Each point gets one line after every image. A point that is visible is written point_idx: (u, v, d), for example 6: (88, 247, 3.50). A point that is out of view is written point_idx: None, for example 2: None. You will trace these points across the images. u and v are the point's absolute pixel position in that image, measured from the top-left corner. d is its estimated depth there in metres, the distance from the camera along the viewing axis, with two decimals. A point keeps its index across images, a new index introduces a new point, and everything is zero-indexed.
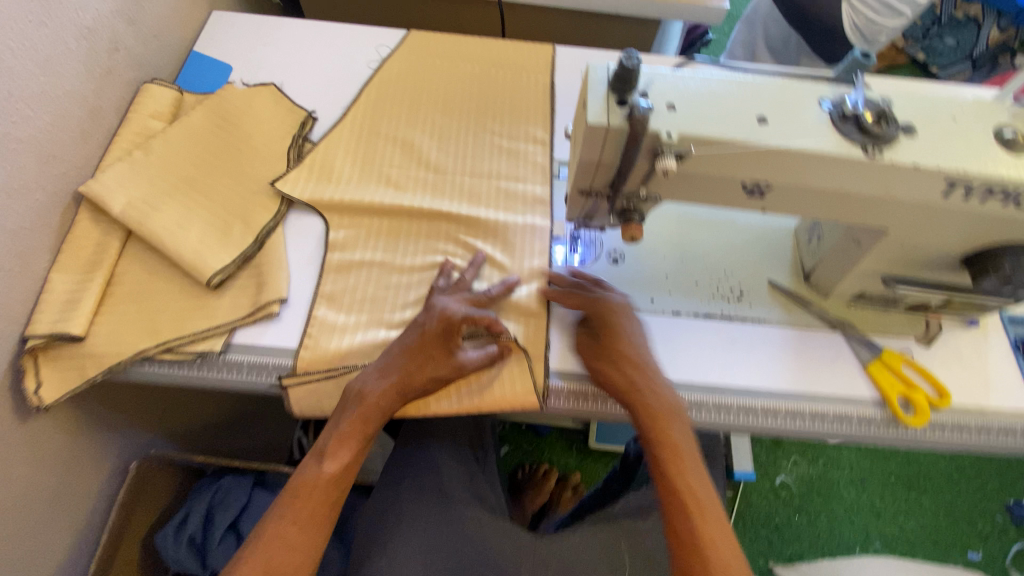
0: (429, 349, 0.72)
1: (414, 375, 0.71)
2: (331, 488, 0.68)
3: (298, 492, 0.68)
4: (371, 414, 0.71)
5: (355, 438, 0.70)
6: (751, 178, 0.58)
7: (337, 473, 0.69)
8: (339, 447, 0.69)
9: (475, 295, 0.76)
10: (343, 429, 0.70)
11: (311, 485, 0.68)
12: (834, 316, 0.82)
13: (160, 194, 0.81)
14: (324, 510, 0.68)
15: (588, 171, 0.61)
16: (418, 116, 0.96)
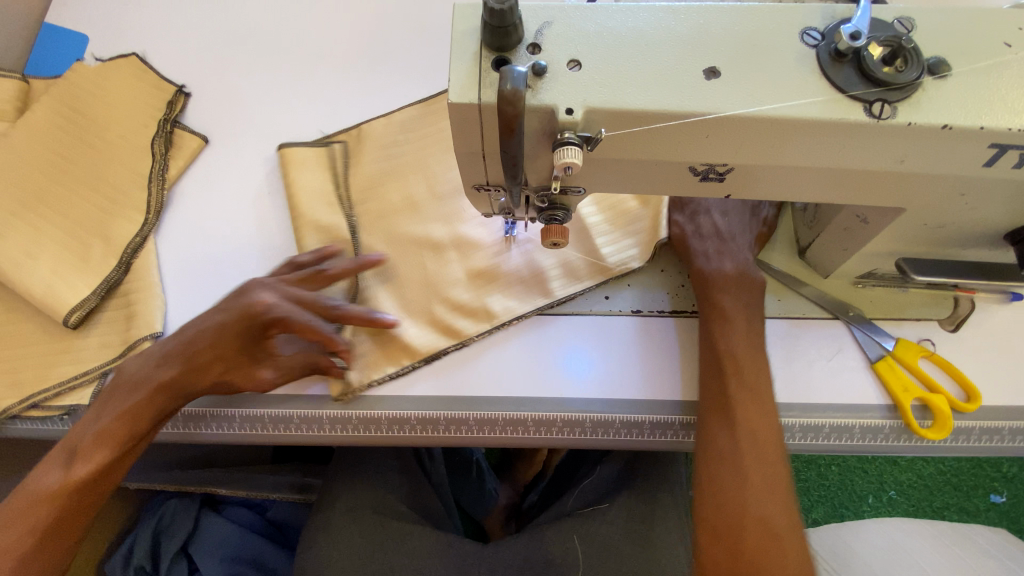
0: (240, 326, 0.58)
1: (223, 346, 0.58)
2: (77, 492, 0.56)
3: (81, 451, 0.57)
4: (145, 412, 0.57)
5: (121, 438, 0.57)
6: (702, 160, 0.41)
7: (126, 429, 0.57)
8: (134, 417, 0.57)
9: (317, 299, 0.61)
10: (149, 382, 0.58)
11: (95, 440, 0.57)
12: (836, 300, 0.66)
13: (3, 216, 0.67)
14: (72, 515, 0.57)
15: (476, 165, 0.44)
16: (315, 80, 0.77)
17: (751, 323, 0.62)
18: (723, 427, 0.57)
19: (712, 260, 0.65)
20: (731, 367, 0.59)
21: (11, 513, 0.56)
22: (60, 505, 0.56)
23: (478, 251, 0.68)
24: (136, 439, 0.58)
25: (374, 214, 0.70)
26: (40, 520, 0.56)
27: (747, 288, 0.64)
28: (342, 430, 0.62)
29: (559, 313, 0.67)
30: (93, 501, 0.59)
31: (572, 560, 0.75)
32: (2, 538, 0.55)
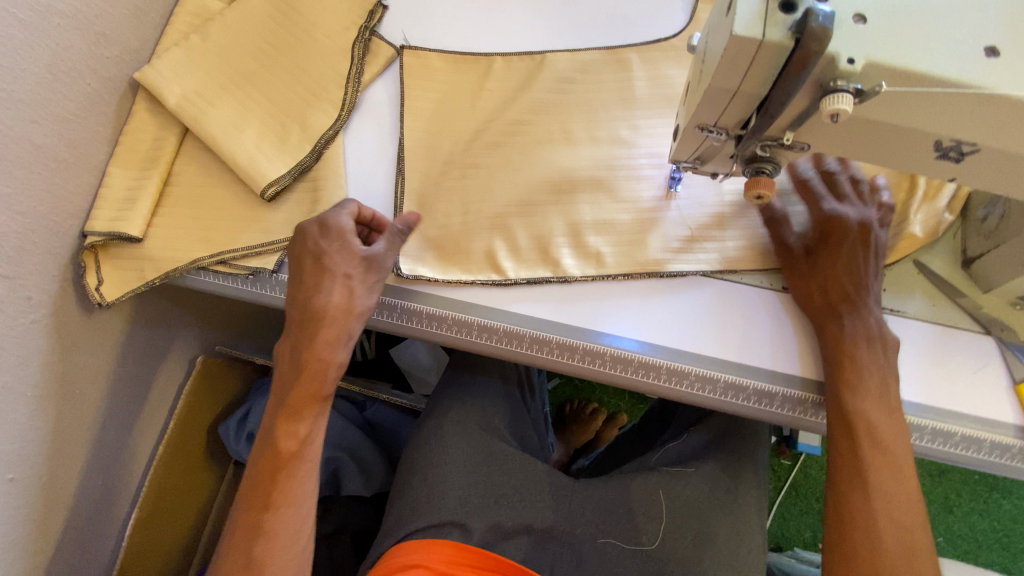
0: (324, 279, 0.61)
1: (325, 307, 0.61)
2: (285, 471, 0.60)
3: (295, 410, 0.61)
4: (320, 372, 0.61)
5: (314, 401, 0.61)
6: (951, 136, 0.42)
7: (304, 383, 0.60)
8: (315, 366, 0.60)
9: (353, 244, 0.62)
10: (314, 338, 0.61)
11: (293, 395, 0.61)
12: (990, 316, 0.66)
13: (215, 87, 0.74)
14: (293, 481, 0.60)
15: (716, 104, 0.46)
16: (505, 13, 0.80)
17: (886, 383, 0.60)
18: (856, 494, 0.57)
19: (849, 317, 0.62)
20: (865, 434, 0.58)
21: (241, 505, 0.60)
22: (300, 462, 0.60)
23: (641, 200, 0.71)
24: (322, 389, 0.61)
25: (545, 150, 0.73)
26: (293, 474, 0.60)
27: (879, 346, 0.61)
28: (489, 340, 0.67)
29: (710, 275, 0.69)
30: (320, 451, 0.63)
31: (656, 509, 0.77)
32: (269, 500, 0.59)
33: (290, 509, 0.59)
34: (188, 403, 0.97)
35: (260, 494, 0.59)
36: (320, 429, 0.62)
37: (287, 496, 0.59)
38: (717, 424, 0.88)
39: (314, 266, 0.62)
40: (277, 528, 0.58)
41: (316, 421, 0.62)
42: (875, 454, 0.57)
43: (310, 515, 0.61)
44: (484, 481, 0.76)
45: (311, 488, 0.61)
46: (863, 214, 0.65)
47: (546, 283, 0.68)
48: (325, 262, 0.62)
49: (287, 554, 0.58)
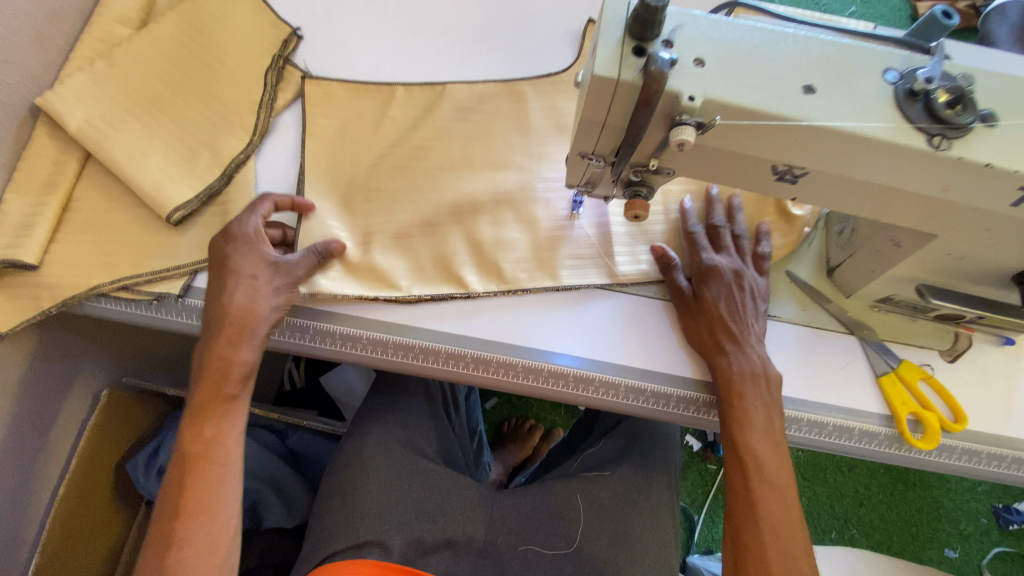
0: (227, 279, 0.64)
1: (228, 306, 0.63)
2: (194, 472, 0.61)
3: (203, 411, 0.63)
4: (222, 372, 0.63)
5: (218, 402, 0.63)
6: (784, 161, 0.49)
7: (209, 382, 0.63)
8: (214, 367, 0.62)
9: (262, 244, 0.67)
10: (217, 340, 0.63)
11: (199, 401, 0.63)
12: (853, 317, 0.74)
13: (120, 112, 0.73)
14: (206, 484, 0.60)
15: (591, 133, 0.51)
16: (418, 44, 0.84)
17: (770, 417, 0.65)
18: (750, 528, 0.61)
19: (734, 357, 0.66)
20: (753, 466, 0.63)
21: (165, 505, 0.60)
22: (205, 466, 0.61)
23: (546, 220, 0.76)
24: (224, 388, 0.63)
25: (457, 174, 0.77)
26: (201, 479, 0.60)
27: (762, 382, 0.66)
28: (404, 357, 0.69)
29: (610, 289, 0.74)
30: (232, 454, 0.63)
31: (574, 514, 0.80)
32: (185, 502, 0.59)
33: (199, 515, 0.59)
34: (93, 439, 0.92)
35: (176, 492, 0.60)
36: (231, 431, 0.63)
37: (196, 501, 0.60)
38: (631, 428, 0.93)
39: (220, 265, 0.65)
40: (188, 536, 0.58)
41: (223, 423, 0.63)
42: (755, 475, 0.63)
43: (227, 519, 0.61)
44: (405, 498, 0.76)
45: (223, 491, 0.61)
46: (738, 264, 0.72)
47: (451, 300, 0.71)
48: (231, 264, 0.65)
49: (204, 562, 0.58)
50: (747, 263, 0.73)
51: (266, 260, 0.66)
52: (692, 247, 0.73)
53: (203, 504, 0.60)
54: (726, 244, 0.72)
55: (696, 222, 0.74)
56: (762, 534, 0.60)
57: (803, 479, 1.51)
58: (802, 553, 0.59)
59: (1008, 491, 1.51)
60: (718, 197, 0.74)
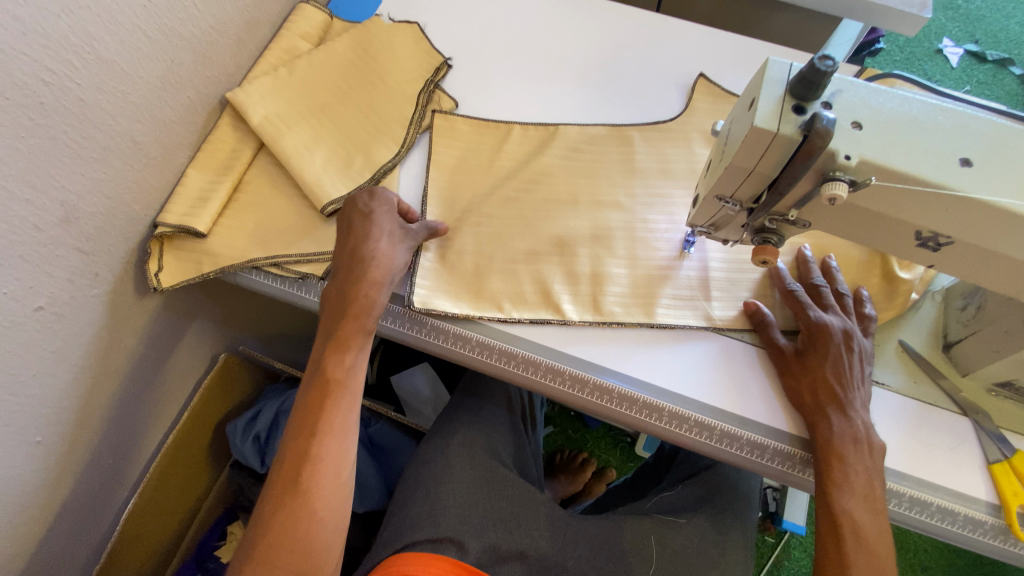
0: (361, 275, 0.69)
1: (357, 301, 0.68)
2: (324, 419, 0.65)
3: (336, 359, 0.67)
4: (355, 331, 0.68)
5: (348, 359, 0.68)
6: (929, 228, 0.50)
7: (342, 338, 0.68)
8: (353, 323, 0.68)
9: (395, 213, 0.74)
10: (344, 331, 0.68)
11: (334, 352, 0.67)
12: (967, 398, 0.72)
13: (294, 113, 0.84)
14: (337, 431, 0.65)
15: (734, 178, 0.55)
16: (552, 82, 0.91)
17: (871, 483, 0.63)
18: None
19: (835, 421, 0.65)
20: (849, 531, 0.61)
21: (294, 443, 0.64)
22: (325, 443, 0.63)
23: (656, 257, 0.79)
24: (355, 347, 0.68)
25: (575, 204, 0.82)
26: (321, 454, 0.63)
27: (864, 448, 0.64)
28: (507, 364, 0.73)
29: (715, 330, 0.75)
30: (347, 438, 0.65)
31: (645, 553, 0.79)
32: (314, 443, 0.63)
33: (330, 459, 0.63)
34: (204, 396, 1.01)
35: (306, 433, 0.64)
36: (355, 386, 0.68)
37: (327, 445, 0.64)
38: (709, 481, 0.91)
39: (362, 219, 0.72)
40: (317, 482, 0.62)
41: (352, 379, 0.68)
42: (850, 533, 0.61)
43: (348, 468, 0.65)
44: (483, 503, 0.79)
45: (348, 441, 0.66)
46: (847, 323, 0.71)
47: (550, 318, 0.75)
48: (373, 218, 0.72)
49: (327, 507, 0.62)
50: (851, 320, 0.72)
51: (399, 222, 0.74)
52: (796, 305, 0.73)
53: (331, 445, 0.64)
54: (831, 303, 0.72)
55: (794, 281, 0.75)
56: None
57: None
58: None
59: None
60: (814, 259, 0.76)
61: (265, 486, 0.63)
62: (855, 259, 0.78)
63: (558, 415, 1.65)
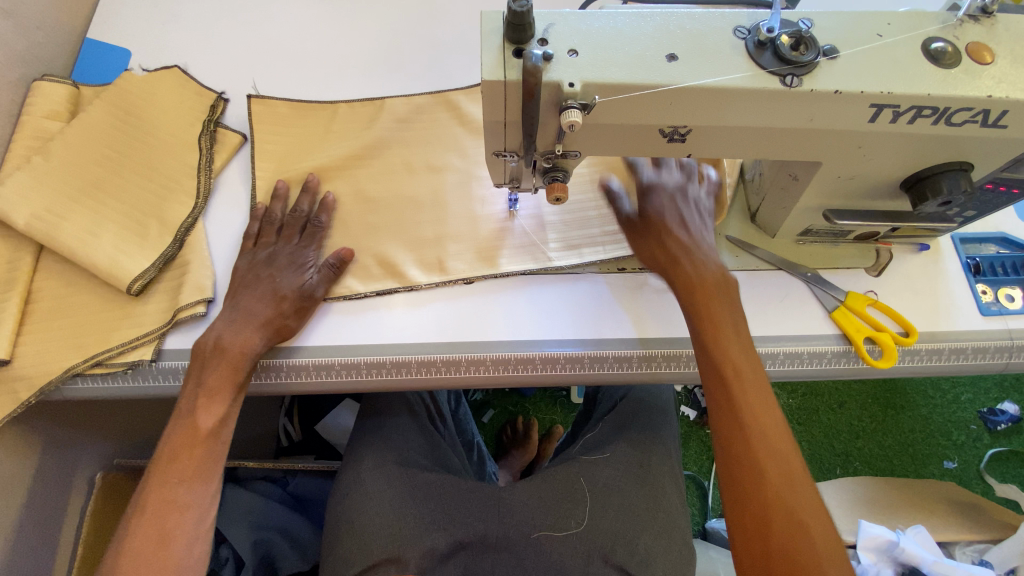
0: (256, 321, 0.70)
1: (230, 347, 0.69)
2: (197, 448, 0.68)
3: (213, 391, 0.68)
4: (240, 363, 0.69)
5: (226, 391, 0.69)
6: (668, 123, 0.55)
7: (230, 369, 0.68)
8: (236, 358, 0.68)
9: (293, 217, 0.77)
10: (212, 382, 0.68)
11: (213, 381, 0.68)
12: (782, 255, 0.80)
13: (64, 201, 0.76)
14: (207, 461, 0.68)
15: (496, 131, 0.56)
16: (339, 85, 0.89)
17: (738, 326, 0.65)
18: (735, 428, 0.58)
19: (688, 258, 0.68)
20: (729, 371, 0.61)
21: (160, 470, 0.66)
22: (187, 490, 0.67)
23: (489, 222, 0.80)
24: (238, 376, 0.69)
25: (394, 197, 0.80)
26: (184, 499, 0.66)
27: (723, 285, 0.67)
28: (379, 374, 0.72)
29: (560, 272, 0.78)
30: (211, 481, 0.69)
31: (577, 496, 0.83)
32: (177, 468, 0.66)
33: (201, 484, 0.68)
34: (94, 525, 0.92)
35: (173, 464, 0.67)
36: (232, 416, 0.71)
37: (195, 471, 0.67)
38: (625, 410, 0.97)
39: (267, 256, 0.74)
40: (186, 503, 0.66)
41: (230, 408, 0.70)
42: (729, 369, 0.61)
43: (214, 494, 0.69)
44: (412, 512, 0.79)
45: (212, 471, 0.69)
46: (682, 176, 0.72)
47: (404, 317, 0.75)
48: (275, 251, 0.75)
49: (190, 539, 0.66)
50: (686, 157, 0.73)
51: (296, 232, 0.76)
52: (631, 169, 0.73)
53: (193, 475, 0.67)
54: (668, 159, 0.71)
55: None
56: (737, 432, 0.58)
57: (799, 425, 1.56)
58: (791, 456, 0.57)
59: (989, 395, 1.57)
60: None
61: (122, 521, 0.65)
62: None
63: (493, 396, 1.67)
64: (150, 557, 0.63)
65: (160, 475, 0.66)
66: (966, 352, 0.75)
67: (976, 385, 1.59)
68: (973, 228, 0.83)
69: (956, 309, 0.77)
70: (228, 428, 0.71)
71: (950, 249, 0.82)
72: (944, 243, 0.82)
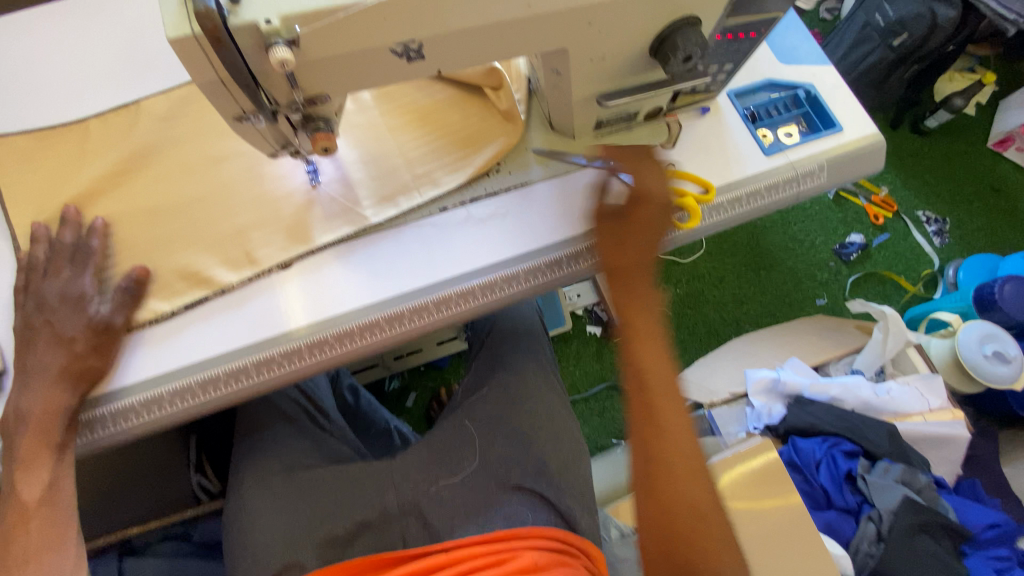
0: (51, 374, 0.64)
1: (33, 410, 0.63)
2: (33, 520, 0.64)
3: (28, 459, 0.63)
4: (49, 420, 0.63)
5: (44, 453, 0.63)
6: (392, 41, 0.53)
7: (38, 429, 0.63)
8: (41, 416, 0.63)
9: (60, 256, 0.68)
10: (24, 452, 0.63)
11: (26, 447, 0.63)
12: (590, 148, 0.82)
13: None
14: (53, 529, 0.64)
15: (219, 94, 0.52)
16: (86, 101, 0.79)
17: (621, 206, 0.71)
18: (624, 292, 0.69)
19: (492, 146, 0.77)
20: (632, 205, 0.69)
21: (5, 558, 0.62)
22: (37, 563, 0.63)
23: (291, 199, 0.75)
24: (51, 435, 0.63)
25: (178, 203, 0.73)
26: (34, 575, 0.62)
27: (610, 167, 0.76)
28: (217, 389, 0.68)
29: (381, 228, 0.76)
30: (68, 547, 0.65)
31: (467, 437, 0.82)
32: (16, 547, 0.63)
33: (50, 554, 0.63)
34: None
35: (12, 544, 0.63)
36: (65, 477, 0.65)
37: (38, 544, 0.63)
38: (494, 343, 0.97)
39: (33, 310, 0.66)
40: None
41: (58, 470, 0.64)
42: (638, 198, 0.68)
43: (71, 564, 0.65)
44: (308, 513, 0.76)
45: (59, 539, 0.64)
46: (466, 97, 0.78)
47: (229, 322, 0.70)
48: (44, 300, 0.66)
49: None
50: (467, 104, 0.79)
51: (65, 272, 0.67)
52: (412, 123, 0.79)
53: (38, 549, 0.63)
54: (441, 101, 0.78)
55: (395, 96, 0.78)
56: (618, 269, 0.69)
57: (688, 308, 1.69)
58: (650, 309, 0.68)
59: (837, 232, 1.75)
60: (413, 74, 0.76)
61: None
62: (451, 96, 0.83)
63: (410, 378, 1.64)
64: None
65: (4, 561, 0.62)
66: (757, 194, 0.83)
67: (827, 226, 1.76)
68: (744, 80, 0.90)
69: (743, 155, 0.84)
70: (65, 496, 0.66)
71: (728, 103, 0.88)
72: (722, 100, 0.89)
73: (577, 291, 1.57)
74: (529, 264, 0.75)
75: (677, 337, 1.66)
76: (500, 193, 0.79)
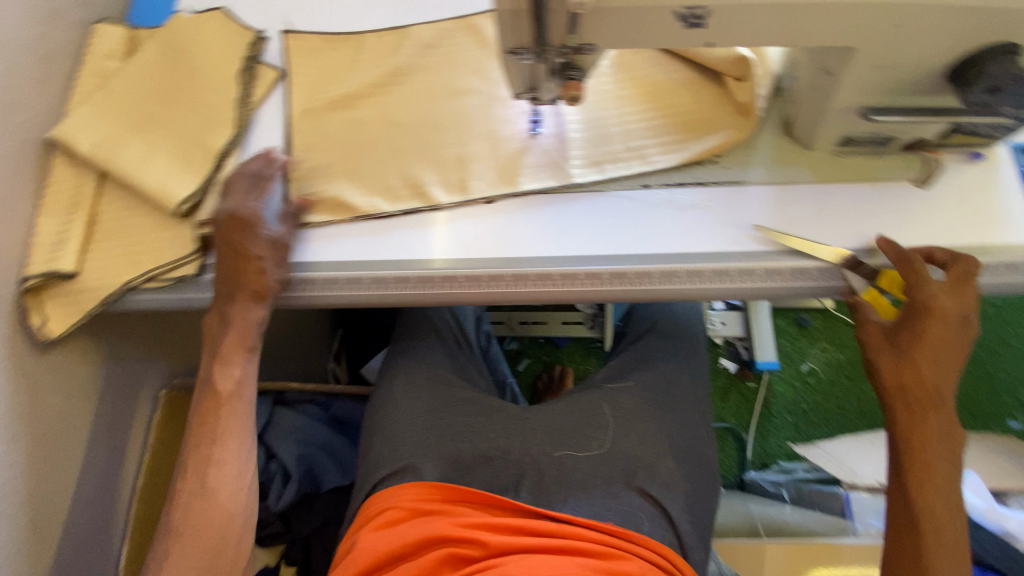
0: (242, 295, 0.76)
1: (234, 318, 0.77)
2: (222, 406, 0.80)
3: (224, 357, 0.79)
4: (243, 330, 0.78)
5: (235, 354, 0.79)
6: (683, 4, 0.53)
7: (235, 335, 0.78)
8: (239, 324, 0.77)
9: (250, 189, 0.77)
10: (225, 349, 0.79)
11: (224, 347, 0.79)
12: (821, 165, 0.76)
13: (120, 130, 0.83)
14: (235, 416, 0.81)
15: (508, 23, 0.56)
16: (368, 17, 0.90)
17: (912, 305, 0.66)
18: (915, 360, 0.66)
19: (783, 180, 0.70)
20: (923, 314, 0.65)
21: (198, 431, 0.80)
22: (222, 446, 0.80)
23: (510, 141, 0.80)
24: (243, 341, 0.79)
25: (417, 121, 0.82)
26: (220, 456, 0.79)
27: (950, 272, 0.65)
28: (403, 287, 0.75)
29: (583, 189, 0.77)
30: (242, 440, 0.82)
31: (600, 420, 0.82)
32: (207, 427, 0.80)
33: (228, 441, 0.80)
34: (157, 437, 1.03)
35: (202, 423, 0.80)
36: (245, 375, 0.81)
37: (221, 430, 0.80)
38: (651, 343, 0.94)
39: (230, 231, 0.75)
40: (224, 457, 0.80)
41: (240, 371, 0.81)
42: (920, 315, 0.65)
43: (241, 452, 0.81)
44: (442, 427, 0.82)
45: (235, 429, 0.81)
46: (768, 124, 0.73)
47: (430, 234, 0.77)
48: (236, 225, 0.75)
49: (229, 490, 0.79)
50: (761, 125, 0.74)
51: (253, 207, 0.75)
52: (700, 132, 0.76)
53: (226, 432, 0.80)
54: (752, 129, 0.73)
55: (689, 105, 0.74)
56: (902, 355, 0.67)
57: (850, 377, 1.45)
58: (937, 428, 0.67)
59: None
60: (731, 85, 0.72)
61: (172, 482, 0.80)
62: (689, 79, 0.80)
63: (528, 347, 1.69)
64: (197, 508, 0.77)
65: (197, 435, 0.80)
66: (1020, 267, 0.68)
67: None
68: None
69: (1011, 218, 0.71)
70: (246, 389, 0.82)
71: (1007, 157, 0.75)
72: (1001, 151, 0.76)
73: (722, 318, 1.50)
74: (722, 266, 0.71)
75: (822, 403, 1.44)
76: (710, 186, 0.76)
